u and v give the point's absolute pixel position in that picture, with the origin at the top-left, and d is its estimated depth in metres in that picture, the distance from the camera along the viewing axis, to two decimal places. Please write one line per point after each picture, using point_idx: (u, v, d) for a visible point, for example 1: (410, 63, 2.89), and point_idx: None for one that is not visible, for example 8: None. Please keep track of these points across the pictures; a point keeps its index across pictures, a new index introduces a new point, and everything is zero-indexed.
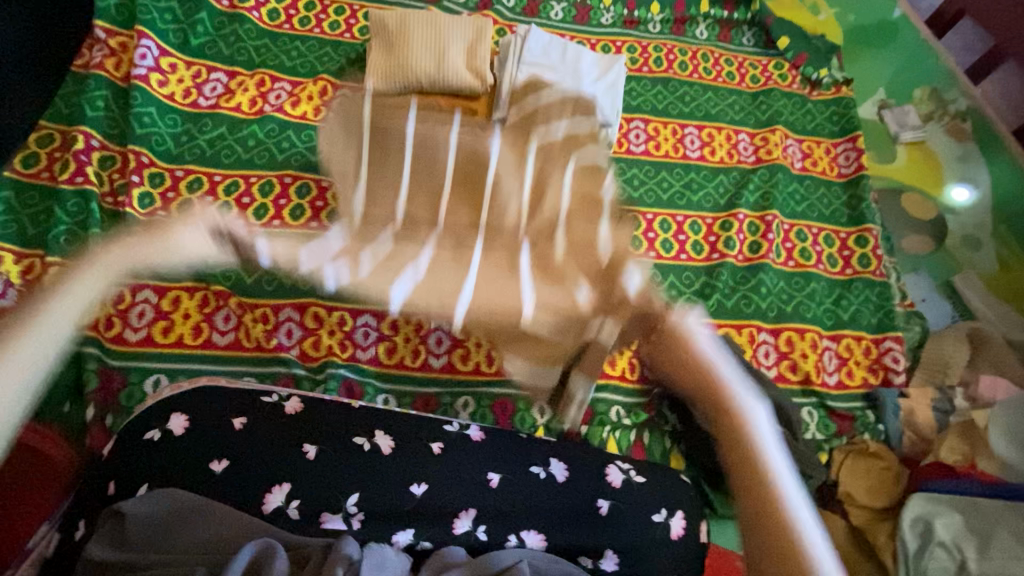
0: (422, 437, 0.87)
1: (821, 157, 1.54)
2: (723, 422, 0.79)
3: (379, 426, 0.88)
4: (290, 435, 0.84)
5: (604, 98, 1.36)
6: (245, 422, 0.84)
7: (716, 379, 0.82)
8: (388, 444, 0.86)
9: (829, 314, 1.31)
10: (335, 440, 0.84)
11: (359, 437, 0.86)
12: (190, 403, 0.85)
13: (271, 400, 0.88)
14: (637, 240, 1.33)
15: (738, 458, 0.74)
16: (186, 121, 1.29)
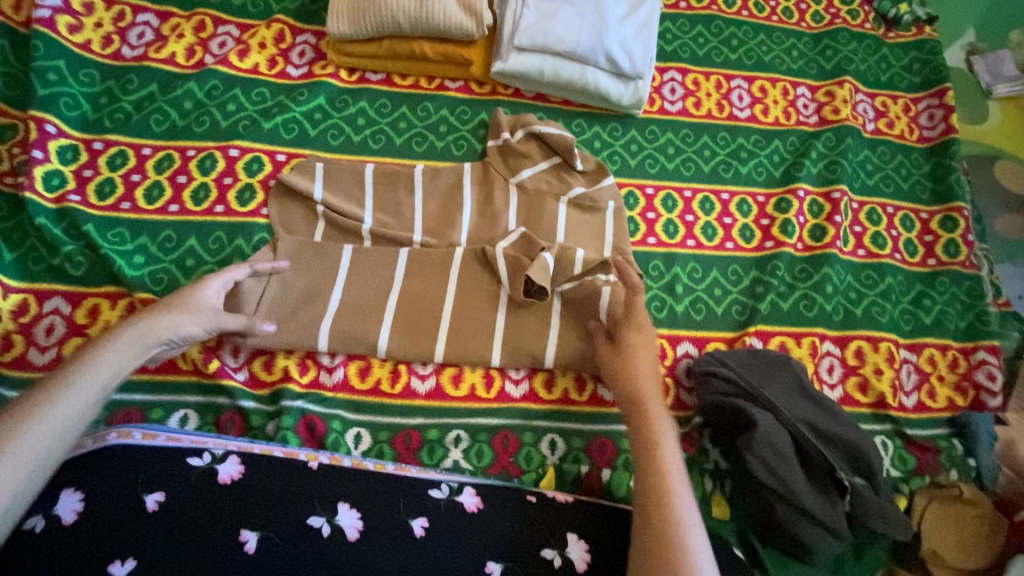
0: (396, 515, 0.70)
1: (899, 117, 1.25)
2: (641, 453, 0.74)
3: (344, 500, 0.70)
4: (226, 517, 0.66)
5: (634, 43, 1.07)
6: (161, 500, 0.66)
7: (645, 411, 0.77)
8: (354, 527, 0.68)
9: (907, 317, 1.07)
10: (283, 520, 0.67)
11: (315, 519, 0.68)
12: (92, 478, 0.67)
13: (201, 463, 0.70)
14: (672, 225, 1.07)
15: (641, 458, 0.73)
16: (106, 78, 1.03)
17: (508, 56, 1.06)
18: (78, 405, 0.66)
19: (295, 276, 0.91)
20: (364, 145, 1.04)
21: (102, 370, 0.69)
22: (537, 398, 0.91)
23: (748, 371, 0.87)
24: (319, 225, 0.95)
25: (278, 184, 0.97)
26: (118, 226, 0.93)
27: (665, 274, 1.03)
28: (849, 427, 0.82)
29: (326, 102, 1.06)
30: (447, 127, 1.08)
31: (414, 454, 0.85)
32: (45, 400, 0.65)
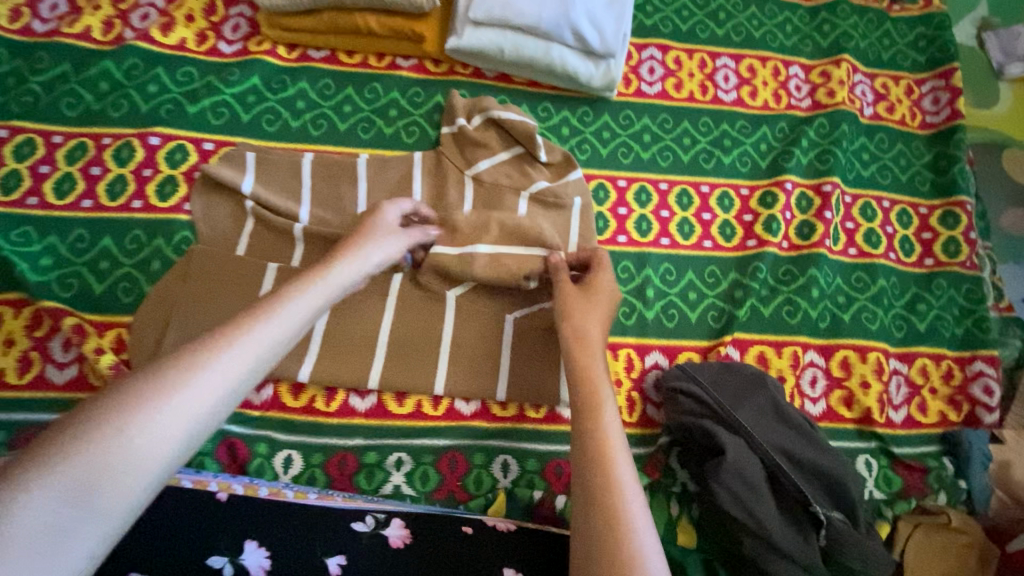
0: (312, 554, 0.63)
1: (900, 100, 1.14)
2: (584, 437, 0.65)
3: (253, 536, 0.63)
4: (112, 558, 0.58)
5: (605, 16, 0.96)
6: None
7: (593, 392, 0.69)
8: (261, 564, 0.61)
9: (900, 323, 0.98)
10: (177, 562, 0.60)
11: (217, 559, 0.60)
12: None
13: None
14: (645, 221, 0.97)
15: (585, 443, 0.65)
16: (13, 56, 0.92)
17: (463, 31, 0.95)
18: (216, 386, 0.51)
19: (215, 282, 0.81)
20: (304, 132, 0.94)
21: (253, 342, 0.56)
22: (489, 415, 0.83)
23: (720, 390, 0.78)
24: (246, 223, 0.86)
25: (203, 177, 0.87)
26: (22, 224, 0.83)
27: (636, 276, 0.94)
28: (827, 455, 0.74)
29: (261, 83, 0.95)
30: (397, 111, 0.97)
31: (350, 480, 0.77)
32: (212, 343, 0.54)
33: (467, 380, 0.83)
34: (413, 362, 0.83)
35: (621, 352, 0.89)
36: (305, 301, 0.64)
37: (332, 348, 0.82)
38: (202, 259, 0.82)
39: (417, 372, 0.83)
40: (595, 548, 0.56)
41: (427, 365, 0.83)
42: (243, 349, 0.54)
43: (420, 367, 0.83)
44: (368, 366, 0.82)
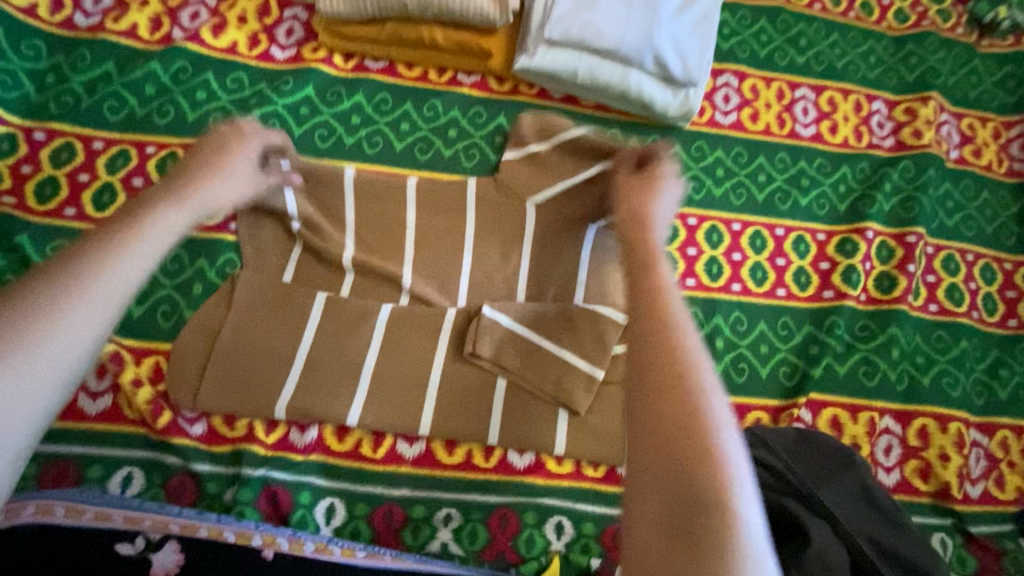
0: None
1: (988, 143, 1.07)
2: (653, 367, 0.46)
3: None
4: None
5: (689, 42, 0.89)
6: None
7: (671, 311, 0.49)
8: None
9: (980, 389, 0.91)
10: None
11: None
12: (10, 563, 0.60)
13: (132, 551, 0.62)
14: (715, 264, 0.91)
15: (653, 375, 0.45)
16: (53, 51, 0.86)
17: (536, 50, 0.88)
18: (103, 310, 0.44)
19: (262, 319, 0.76)
20: (358, 150, 0.88)
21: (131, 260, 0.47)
22: (545, 470, 0.78)
23: (802, 468, 0.73)
24: (236, 160, 0.67)
25: (213, 129, 0.69)
26: (58, 236, 0.78)
27: (704, 325, 0.88)
28: (922, 549, 0.67)
29: (315, 93, 0.89)
30: (457, 132, 0.91)
31: (396, 535, 0.72)
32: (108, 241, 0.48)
33: (523, 433, 0.77)
34: (469, 409, 0.77)
35: None
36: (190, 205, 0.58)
37: (381, 391, 0.76)
38: (163, 183, 0.60)
39: (470, 419, 0.77)
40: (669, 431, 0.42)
41: (481, 413, 0.77)
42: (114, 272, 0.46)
43: (474, 414, 0.77)
44: (419, 411, 0.76)
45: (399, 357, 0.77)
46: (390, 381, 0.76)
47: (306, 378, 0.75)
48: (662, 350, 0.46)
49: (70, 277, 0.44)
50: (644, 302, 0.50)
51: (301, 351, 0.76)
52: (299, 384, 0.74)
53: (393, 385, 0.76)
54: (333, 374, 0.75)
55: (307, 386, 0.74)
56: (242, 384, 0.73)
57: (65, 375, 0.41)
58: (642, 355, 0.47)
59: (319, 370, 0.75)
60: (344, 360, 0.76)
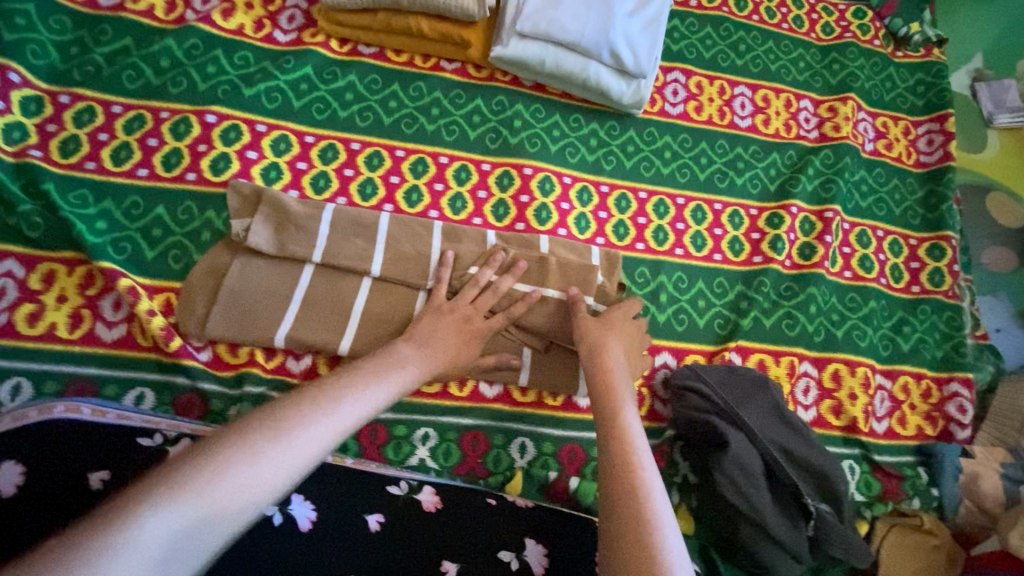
0: (353, 511, 0.68)
1: (898, 139, 1.24)
2: (609, 450, 0.65)
3: (300, 490, 0.68)
4: None
5: (640, 39, 1.03)
6: (106, 479, 0.65)
7: (618, 413, 0.69)
8: (308, 518, 0.66)
9: (886, 343, 1.07)
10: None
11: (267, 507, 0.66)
12: (32, 449, 0.65)
13: (151, 444, 0.68)
14: (662, 231, 1.04)
15: (610, 456, 0.64)
16: (77, 26, 0.96)
17: (509, 42, 1.01)
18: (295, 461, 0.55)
19: (267, 259, 0.87)
20: (351, 122, 1.00)
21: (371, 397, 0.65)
22: (511, 399, 0.89)
23: (727, 391, 0.86)
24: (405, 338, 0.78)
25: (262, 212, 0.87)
26: (80, 187, 0.87)
27: (651, 282, 1.01)
28: (820, 453, 0.83)
29: (314, 72, 1.00)
30: (439, 111, 1.04)
31: (379, 450, 0.83)
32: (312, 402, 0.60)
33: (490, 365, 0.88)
34: None
35: None
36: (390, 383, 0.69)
37: (367, 326, 0.86)
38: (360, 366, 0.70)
39: None
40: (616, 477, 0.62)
41: None
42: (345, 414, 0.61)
43: None
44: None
45: (385, 297, 0.88)
46: (376, 318, 0.87)
47: (303, 312, 0.85)
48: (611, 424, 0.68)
49: (309, 417, 0.58)
50: (601, 413, 0.70)
51: (298, 287, 0.86)
52: (297, 315, 0.85)
53: (378, 321, 0.87)
54: (326, 310, 0.86)
55: (302, 318, 0.85)
56: (246, 315, 0.84)
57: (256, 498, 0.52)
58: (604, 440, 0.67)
59: (314, 306, 0.86)
60: (336, 299, 0.87)
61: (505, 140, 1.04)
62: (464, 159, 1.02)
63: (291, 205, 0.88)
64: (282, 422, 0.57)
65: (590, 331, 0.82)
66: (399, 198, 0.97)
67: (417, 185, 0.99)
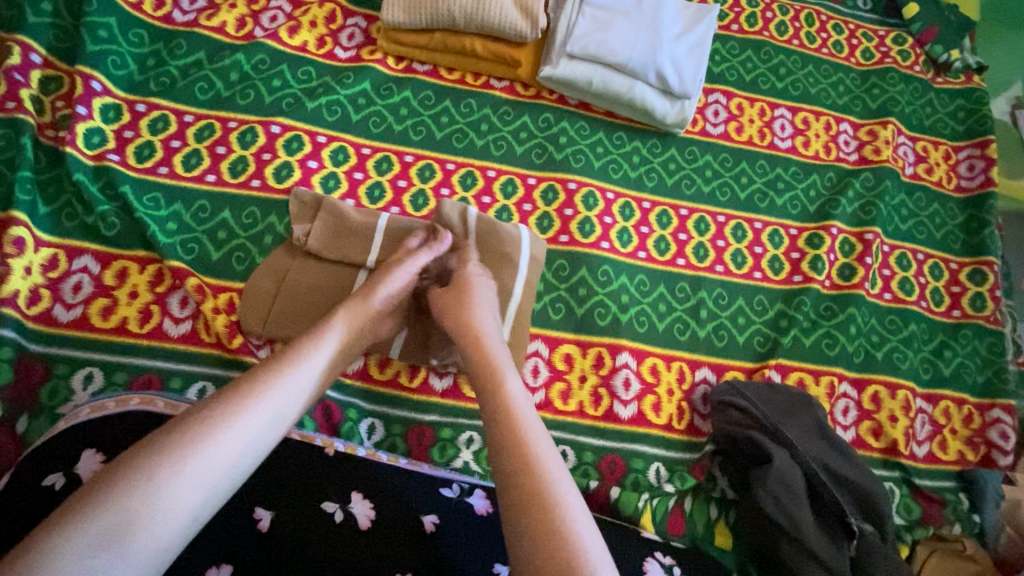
0: (409, 510, 0.71)
1: (938, 164, 1.25)
2: (494, 432, 0.63)
3: (358, 489, 0.71)
4: (239, 498, 0.67)
5: (686, 63, 1.07)
6: None
7: (498, 385, 0.67)
8: (367, 516, 0.69)
9: (926, 366, 1.06)
10: (299, 502, 0.68)
11: (329, 503, 0.69)
12: (112, 439, 0.69)
13: None
14: (702, 248, 1.06)
15: (500, 436, 0.62)
16: (154, 40, 1.02)
17: (559, 62, 1.05)
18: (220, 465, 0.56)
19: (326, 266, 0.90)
20: (405, 136, 1.04)
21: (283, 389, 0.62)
22: (554, 407, 0.91)
23: (769, 406, 0.87)
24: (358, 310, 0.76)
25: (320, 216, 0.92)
26: (153, 190, 0.93)
27: (691, 297, 1.02)
28: (863, 473, 0.83)
29: (371, 88, 1.05)
30: (488, 126, 1.08)
31: (426, 451, 0.85)
32: (237, 398, 0.59)
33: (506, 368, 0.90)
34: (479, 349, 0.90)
35: (674, 364, 0.97)
36: (315, 363, 0.67)
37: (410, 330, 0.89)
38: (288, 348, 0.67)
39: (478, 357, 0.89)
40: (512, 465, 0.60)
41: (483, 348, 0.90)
42: (256, 416, 0.59)
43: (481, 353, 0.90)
44: (441, 346, 0.88)
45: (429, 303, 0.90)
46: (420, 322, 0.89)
47: None
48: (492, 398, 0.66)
49: (200, 430, 0.56)
50: (481, 383, 0.69)
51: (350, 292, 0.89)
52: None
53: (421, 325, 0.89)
54: None
55: None
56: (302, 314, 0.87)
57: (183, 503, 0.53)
58: (489, 419, 0.65)
59: None
60: None
61: (551, 156, 1.08)
62: (511, 173, 1.05)
63: (349, 212, 0.92)
64: (183, 437, 0.55)
65: (450, 301, 0.79)
66: None
67: (466, 197, 1.02)
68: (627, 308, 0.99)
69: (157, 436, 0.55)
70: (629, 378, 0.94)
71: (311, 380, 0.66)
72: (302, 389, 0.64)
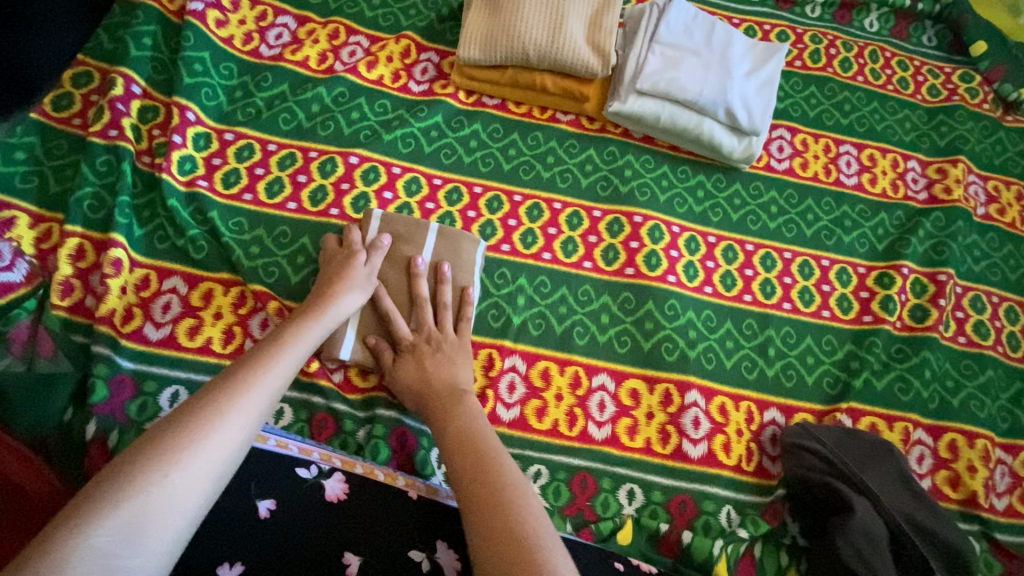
0: None
1: (1011, 204, 1.21)
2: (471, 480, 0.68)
3: (444, 538, 0.73)
4: (332, 542, 0.69)
5: (755, 100, 1.07)
6: (272, 507, 0.70)
7: (456, 405, 0.78)
8: (454, 565, 0.71)
9: (1005, 415, 1.02)
10: (387, 553, 0.70)
11: (417, 553, 0.71)
12: None
13: (309, 475, 0.75)
14: (769, 285, 1.05)
15: (468, 462, 0.70)
16: (242, 73, 1.08)
17: (627, 98, 1.06)
18: (222, 451, 0.60)
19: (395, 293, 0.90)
20: (474, 167, 1.07)
21: (280, 371, 0.69)
22: (622, 443, 0.91)
23: (846, 452, 0.85)
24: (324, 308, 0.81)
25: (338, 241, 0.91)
26: (238, 216, 0.97)
27: (759, 335, 1.01)
28: (953, 530, 0.80)
29: (443, 121, 1.09)
30: (554, 159, 1.10)
31: None
32: (233, 388, 0.65)
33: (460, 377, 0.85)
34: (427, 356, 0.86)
35: (742, 403, 0.95)
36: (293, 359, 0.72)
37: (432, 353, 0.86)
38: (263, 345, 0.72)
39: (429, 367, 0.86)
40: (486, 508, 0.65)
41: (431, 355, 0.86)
42: (259, 395, 0.66)
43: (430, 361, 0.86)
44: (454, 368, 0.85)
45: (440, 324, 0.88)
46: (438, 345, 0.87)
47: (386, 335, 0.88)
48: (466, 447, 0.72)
49: (189, 436, 0.59)
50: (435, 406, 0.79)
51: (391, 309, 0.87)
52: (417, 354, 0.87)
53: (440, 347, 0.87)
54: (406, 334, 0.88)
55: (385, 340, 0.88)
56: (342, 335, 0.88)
57: (195, 490, 0.57)
58: (459, 455, 0.72)
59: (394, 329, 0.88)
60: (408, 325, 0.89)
61: (616, 189, 1.09)
62: (576, 206, 1.07)
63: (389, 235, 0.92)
64: (168, 446, 0.58)
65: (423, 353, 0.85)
66: (516, 240, 1.03)
67: (532, 229, 1.04)
68: (695, 344, 0.98)
69: (144, 443, 0.58)
70: (697, 417, 0.93)
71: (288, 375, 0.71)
72: (284, 375, 0.70)
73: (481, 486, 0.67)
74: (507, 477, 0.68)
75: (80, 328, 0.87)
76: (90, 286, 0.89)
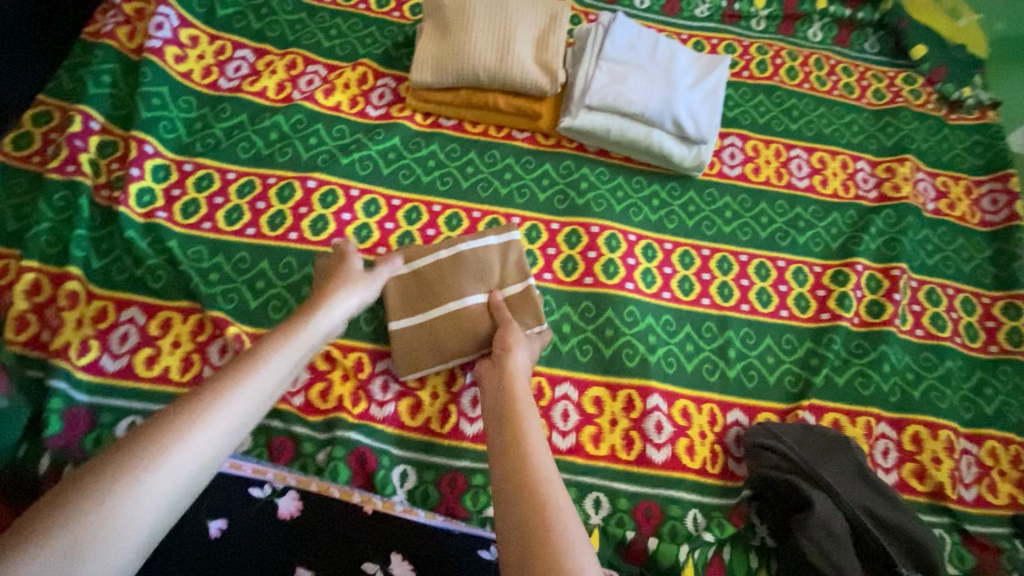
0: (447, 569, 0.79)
1: (960, 198, 1.25)
2: (511, 488, 0.67)
3: (395, 549, 0.79)
4: (286, 556, 0.78)
5: (700, 109, 1.11)
6: (223, 527, 0.78)
7: (515, 407, 0.76)
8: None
9: (967, 405, 1.03)
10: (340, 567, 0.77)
11: (371, 565, 0.78)
12: None
13: (262, 494, 0.80)
14: (726, 287, 1.07)
15: (511, 467, 0.69)
16: (201, 106, 1.10)
17: (578, 114, 1.10)
18: (182, 469, 0.59)
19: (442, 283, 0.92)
20: (432, 186, 1.09)
21: (251, 393, 0.67)
22: (586, 452, 0.91)
23: (806, 449, 0.85)
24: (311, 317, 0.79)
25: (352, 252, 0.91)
26: (197, 244, 0.98)
27: (718, 337, 1.02)
28: (914, 520, 0.80)
29: (400, 143, 1.11)
30: (511, 175, 1.12)
31: (458, 499, 0.83)
32: (197, 404, 0.63)
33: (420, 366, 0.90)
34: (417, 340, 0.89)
35: (704, 406, 0.96)
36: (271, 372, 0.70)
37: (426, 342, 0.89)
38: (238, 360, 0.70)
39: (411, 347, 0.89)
40: (518, 516, 0.64)
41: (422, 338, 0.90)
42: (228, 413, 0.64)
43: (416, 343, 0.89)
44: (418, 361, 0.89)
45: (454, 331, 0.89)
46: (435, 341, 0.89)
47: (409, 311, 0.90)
48: (511, 450, 0.71)
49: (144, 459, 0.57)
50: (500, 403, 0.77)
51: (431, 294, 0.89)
52: (413, 339, 0.89)
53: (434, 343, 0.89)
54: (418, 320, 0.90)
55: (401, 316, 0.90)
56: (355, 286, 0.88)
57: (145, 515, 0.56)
58: (499, 454, 0.71)
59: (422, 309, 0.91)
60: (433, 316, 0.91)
61: (572, 202, 1.11)
62: (534, 219, 1.09)
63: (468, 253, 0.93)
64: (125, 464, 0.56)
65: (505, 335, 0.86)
66: None
67: None
68: (655, 349, 0.99)
69: (98, 463, 0.57)
70: (660, 421, 0.93)
71: (265, 390, 0.69)
72: (259, 399, 0.68)
73: (516, 493, 0.66)
74: (551, 494, 0.66)
75: (35, 362, 0.87)
76: (46, 320, 0.89)
